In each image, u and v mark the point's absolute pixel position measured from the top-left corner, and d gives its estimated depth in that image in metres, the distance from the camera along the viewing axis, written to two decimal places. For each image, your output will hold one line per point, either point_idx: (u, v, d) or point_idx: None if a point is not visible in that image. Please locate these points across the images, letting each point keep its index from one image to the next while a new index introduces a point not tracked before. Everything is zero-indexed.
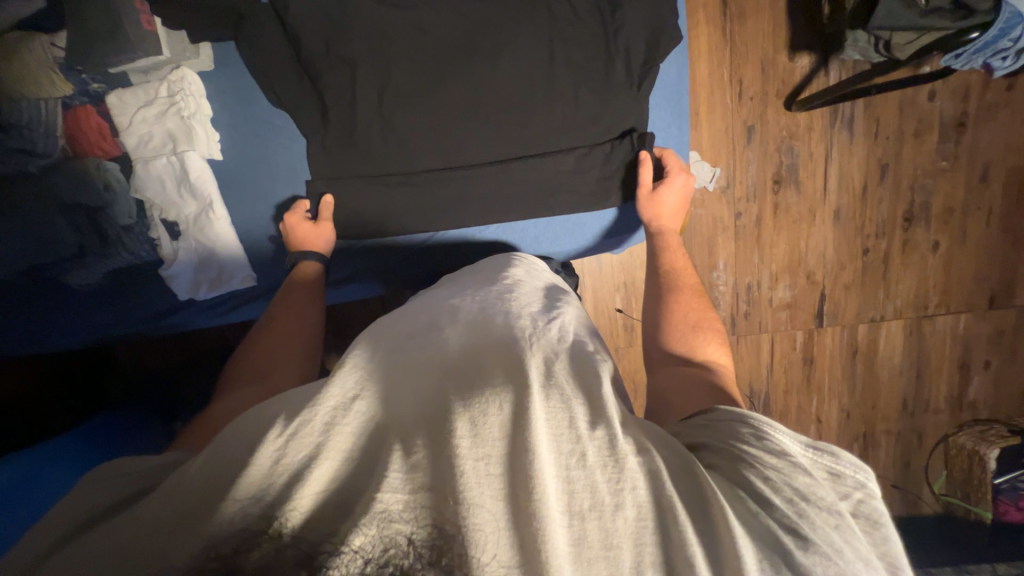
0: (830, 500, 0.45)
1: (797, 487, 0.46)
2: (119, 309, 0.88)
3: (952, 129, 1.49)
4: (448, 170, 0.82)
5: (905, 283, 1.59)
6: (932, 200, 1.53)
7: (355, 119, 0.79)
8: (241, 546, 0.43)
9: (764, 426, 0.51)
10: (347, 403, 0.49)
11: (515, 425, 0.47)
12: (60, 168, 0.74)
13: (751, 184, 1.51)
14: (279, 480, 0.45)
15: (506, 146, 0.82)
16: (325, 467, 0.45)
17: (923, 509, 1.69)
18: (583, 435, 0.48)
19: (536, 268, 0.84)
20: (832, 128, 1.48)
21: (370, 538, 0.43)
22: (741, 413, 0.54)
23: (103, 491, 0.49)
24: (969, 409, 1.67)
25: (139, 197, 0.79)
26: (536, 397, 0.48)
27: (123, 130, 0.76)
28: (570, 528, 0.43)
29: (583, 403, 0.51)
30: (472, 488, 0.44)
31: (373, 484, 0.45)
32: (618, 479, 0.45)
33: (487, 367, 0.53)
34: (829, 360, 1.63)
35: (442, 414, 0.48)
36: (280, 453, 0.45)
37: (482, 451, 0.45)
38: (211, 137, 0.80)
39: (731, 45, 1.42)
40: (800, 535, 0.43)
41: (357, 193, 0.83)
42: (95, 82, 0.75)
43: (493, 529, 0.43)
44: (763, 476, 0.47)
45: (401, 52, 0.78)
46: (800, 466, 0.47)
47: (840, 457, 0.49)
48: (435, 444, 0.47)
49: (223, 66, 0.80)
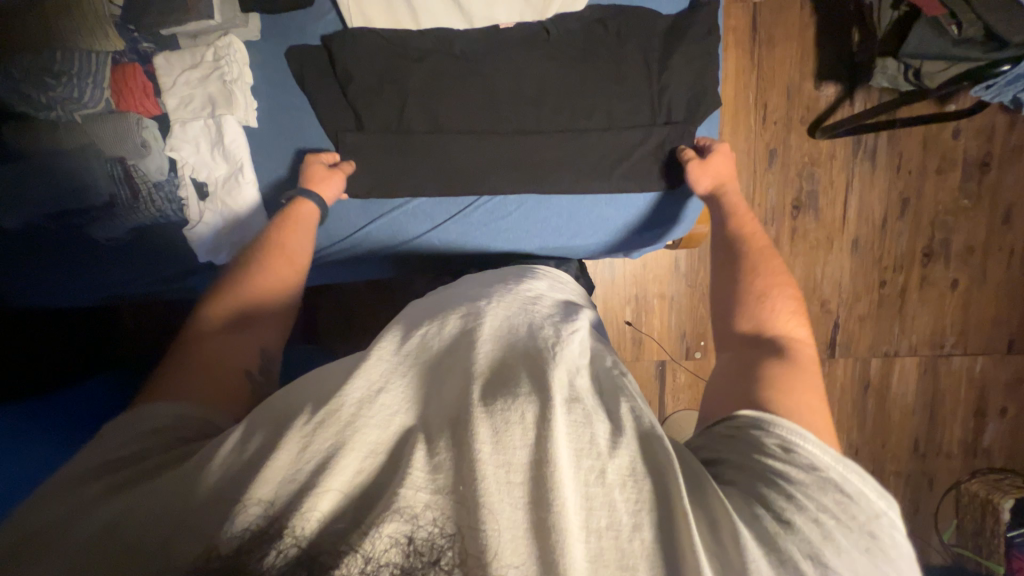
0: (862, 519, 0.44)
1: (822, 503, 0.44)
2: (139, 263, 0.88)
3: (975, 168, 1.49)
4: (472, 140, 0.81)
5: (921, 319, 1.56)
6: (951, 238, 1.52)
7: (383, 92, 0.80)
8: (246, 546, 0.42)
9: (791, 435, 0.49)
10: (372, 396, 0.48)
11: (539, 436, 0.45)
12: (102, 119, 0.75)
13: (770, 208, 1.51)
14: (304, 467, 0.44)
15: (536, 124, 0.80)
16: (351, 458, 0.44)
17: (931, 558, 1.62)
18: (604, 451, 0.46)
19: (561, 281, 0.79)
20: (855, 158, 1.49)
21: (387, 537, 0.42)
22: (768, 418, 0.51)
23: (116, 450, 0.51)
24: (983, 456, 1.61)
25: (173, 155, 0.80)
26: (557, 411, 0.46)
27: (166, 91, 0.79)
28: (587, 544, 0.42)
29: (607, 420, 0.48)
30: (492, 495, 0.42)
31: (393, 482, 0.44)
32: (637, 499, 0.44)
33: (514, 374, 0.51)
34: (839, 392, 1.60)
35: (460, 419, 0.47)
36: (307, 441, 0.45)
37: (503, 459, 0.44)
38: (249, 103, 0.81)
39: (758, 70, 1.45)
40: (820, 557, 0.42)
41: (368, 158, 0.82)
42: (145, 42, 0.79)
43: (511, 537, 0.42)
44: (781, 489, 0.45)
45: (440, 38, 0.80)
46: (831, 482, 0.45)
47: (868, 480, 0.46)
48: (459, 445, 0.45)
49: (268, 37, 0.82)
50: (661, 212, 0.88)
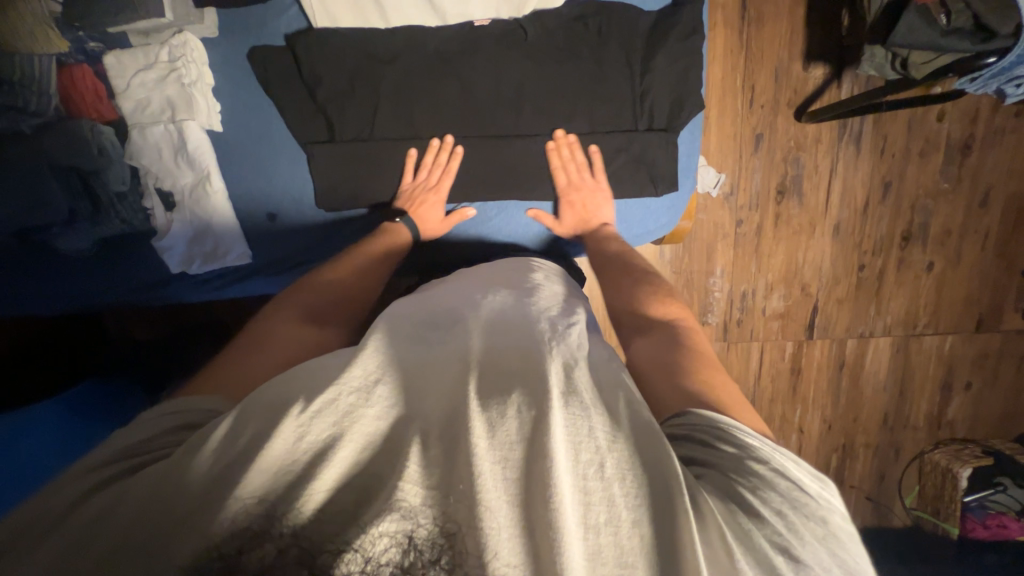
0: (813, 505, 0.43)
1: (782, 497, 0.43)
2: (107, 277, 0.85)
3: (957, 152, 1.49)
4: (448, 141, 0.78)
5: (897, 301, 1.61)
6: (930, 221, 1.55)
7: (353, 95, 0.76)
8: (245, 544, 0.39)
9: (732, 430, 0.48)
10: (369, 388, 0.46)
11: (537, 430, 0.43)
12: (53, 128, 0.71)
13: (755, 194, 1.51)
14: (298, 464, 0.42)
15: (514, 125, 0.78)
16: (349, 450, 0.42)
17: (893, 521, 1.73)
18: (602, 445, 0.43)
19: (553, 274, 0.75)
20: (840, 142, 1.48)
21: (381, 532, 0.39)
22: (711, 417, 0.50)
23: (134, 435, 0.48)
24: (947, 428, 1.70)
25: (134, 163, 0.77)
26: (555, 403, 0.44)
27: (119, 93, 0.74)
28: (585, 542, 0.39)
29: (603, 414, 0.46)
30: (488, 489, 0.40)
31: (389, 479, 0.42)
32: (636, 494, 0.41)
33: (514, 368, 0.49)
34: (816, 372, 1.65)
35: (457, 412, 0.45)
36: (304, 430, 0.43)
37: (500, 453, 0.42)
38: (212, 107, 0.77)
39: (747, 50, 1.41)
40: (790, 550, 0.40)
41: (341, 168, 0.79)
42: (91, 41, 0.73)
43: (506, 533, 0.39)
44: (748, 486, 0.44)
45: (412, 36, 0.76)
46: (780, 473, 0.45)
47: (800, 464, 0.47)
48: (456, 437, 0.43)
49: (229, 34, 0.77)
50: (643, 212, 0.87)
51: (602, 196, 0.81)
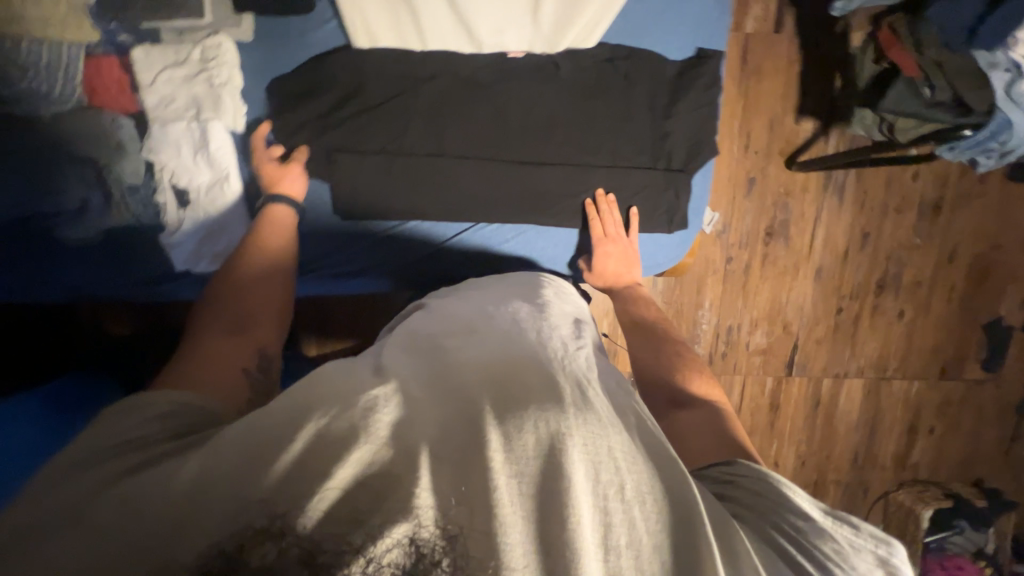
0: (859, 568, 0.44)
1: (828, 552, 0.44)
2: (107, 272, 0.80)
3: (929, 210, 1.61)
4: (472, 162, 0.79)
5: (869, 345, 1.70)
6: (902, 272, 1.65)
7: (382, 111, 0.77)
8: (248, 542, 0.38)
9: (784, 487, 0.49)
10: (387, 398, 0.44)
11: (556, 447, 0.42)
12: (73, 117, 0.71)
13: (745, 234, 1.58)
14: (320, 463, 0.40)
15: (537, 152, 0.80)
16: (364, 453, 0.40)
17: None
18: (621, 466, 0.43)
19: (564, 291, 0.74)
20: (825, 191, 1.58)
21: (392, 537, 0.37)
22: (764, 471, 0.51)
23: (108, 439, 0.45)
24: (911, 469, 1.78)
25: (151, 158, 0.76)
26: (573, 423, 0.43)
27: (144, 87, 0.73)
28: (604, 562, 0.39)
29: (622, 435, 0.45)
30: (505, 503, 0.39)
31: (400, 485, 0.39)
32: (656, 519, 0.41)
33: (529, 381, 0.47)
34: (793, 408, 1.71)
35: (472, 425, 0.43)
36: (324, 430, 0.41)
37: (518, 468, 0.41)
38: (238, 109, 0.77)
39: (745, 99, 1.49)
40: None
41: (369, 178, 0.79)
42: (123, 33, 0.72)
43: (524, 550, 0.38)
44: (792, 535, 0.45)
45: (445, 60, 0.78)
46: (826, 530, 0.46)
47: (861, 529, 0.47)
48: (471, 449, 0.42)
49: (265, 39, 0.76)
50: (656, 250, 0.90)
51: (631, 254, 0.86)
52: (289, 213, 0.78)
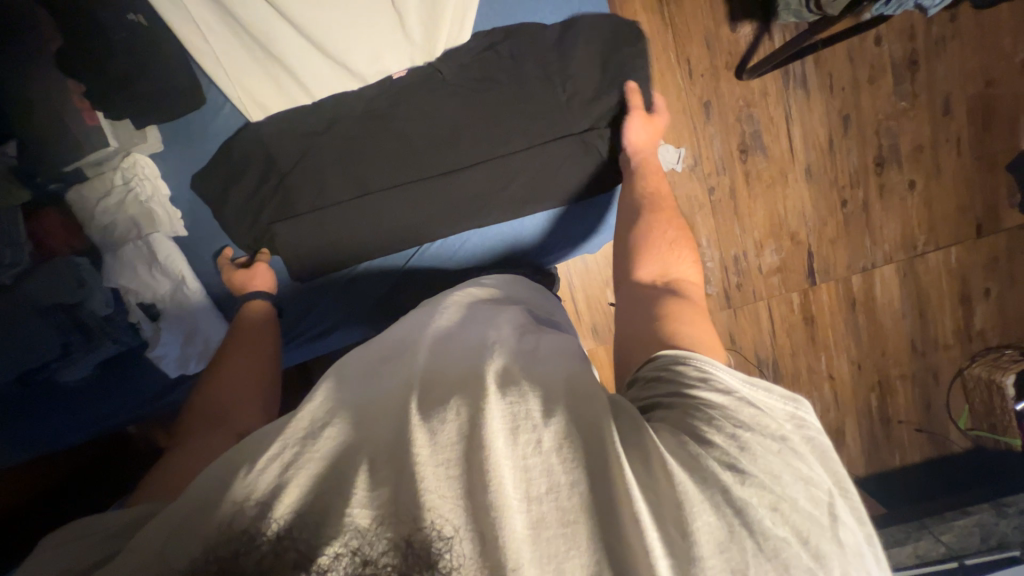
0: (775, 427, 0.43)
1: (741, 421, 0.43)
2: (114, 397, 0.87)
3: (905, 69, 1.49)
4: (396, 188, 0.80)
5: (889, 227, 1.59)
6: (899, 142, 1.54)
7: (297, 171, 0.79)
8: (240, 549, 0.39)
9: (707, 366, 0.48)
10: (316, 428, 0.44)
11: (473, 426, 0.42)
12: (36, 274, 0.75)
13: (719, 159, 1.52)
14: (248, 510, 0.40)
15: (455, 157, 0.79)
16: (297, 487, 0.41)
17: (953, 447, 1.67)
18: (539, 422, 0.42)
19: (514, 283, 0.80)
20: (787, 88, 1.49)
21: (335, 549, 0.38)
22: (683, 354, 0.50)
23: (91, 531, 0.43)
24: (979, 339, 1.65)
25: (115, 285, 0.81)
26: (490, 398, 0.44)
27: (87, 224, 0.79)
28: (528, 513, 0.39)
29: (540, 394, 0.45)
30: (431, 492, 0.40)
31: (338, 503, 0.40)
32: (575, 459, 0.41)
33: (450, 377, 0.48)
34: (830, 316, 1.63)
35: (398, 431, 0.44)
36: (252, 485, 0.41)
37: (441, 456, 0.41)
38: (172, 214, 0.81)
39: (673, 28, 1.44)
40: (738, 468, 0.40)
41: (306, 242, 0.80)
42: (51, 183, 0.78)
43: (455, 528, 0.39)
44: (703, 416, 0.43)
45: (340, 105, 0.80)
46: (745, 401, 0.44)
47: (772, 391, 0.46)
48: (398, 452, 0.42)
49: (174, 144, 0.81)
50: (599, 208, 0.87)
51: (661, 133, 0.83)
52: (267, 305, 0.82)
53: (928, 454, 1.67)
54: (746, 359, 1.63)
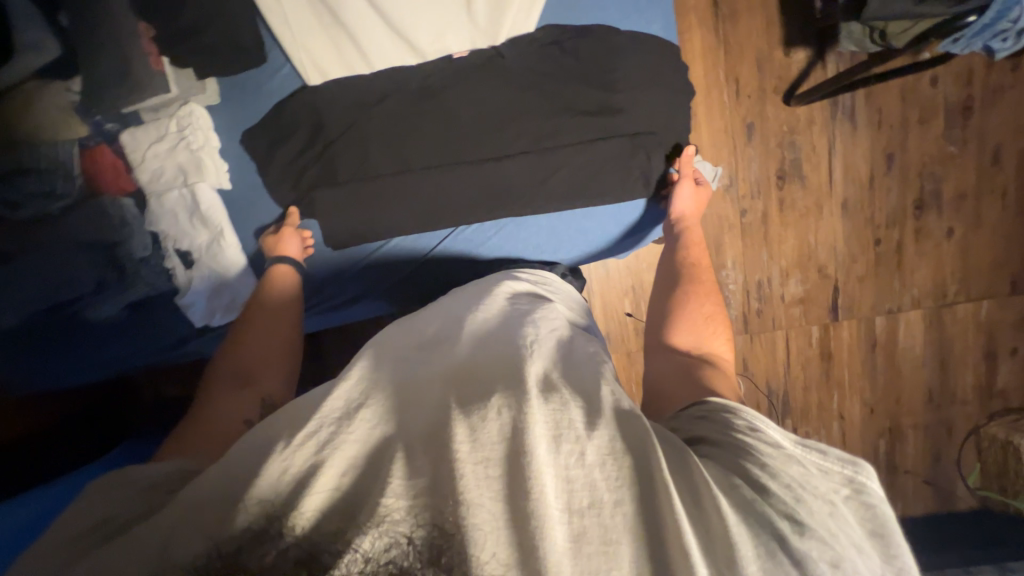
0: (829, 487, 0.41)
1: (794, 474, 0.42)
2: (136, 338, 0.88)
3: (957, 114, 1.46)
4: (441, 168, 0.80)
5: (920, 272, 1.56)
6: (942, 187, 1.51)
7: (346, 139, 0.79)
8: (245, 544, 0.40)
9: (756, 417, 0.48)
10: (353, 412, 0.45)
11: (515, 428, 0.43)
12: (80, 207, 0.78)
13: (755, 182, 1.50)
14: (285, 486, 0.41)
15: (503, 144, 0.79)
16: (334, 471, 0.42)
17: (959, 505, 1.62)
18: (582, 434, 0.43)
19: (553, 284, 0.80)
20: (834, 120, 1.47)
21: (373, 537, 0.39)
22: (734, 406, 0.51)
23: (106, 501, 0.46)
24: (999, 398, 1.61)
25: (155, 229, 0.83)
26: (533, 401, 0.44)
27: (136, 166, 0.80)
28: (568, 525, 0.39)
29: (581, 405, 0.46)
30: (471, 490, 0.40)
31: (375, 490, 0.41)
32: (618, 476, 0.41)
33: (491, 377, 0.49)
34: (847, 355, 1.60)
35: (438, 424, 0.45)
36: (289, 461, 0.42)
37: (482, 455, 0.42)
38: (219, 167, 0.82)
39: (726, 45, 1.43)
40: (796, 518, 0.39)
41: (345, 211, 0.82)
42: (108, 122, 0.80)
43: (493, 529, 0.39)
44: (756, 461, 0.43)
45: (396, 80, 0.81)
46: (795, 456, 0.43)
47: (828, 451, 0.44)
48: (438, 445, 0.43)
49: (230, 98, 0.82)
50: (625, 208, 0.89)
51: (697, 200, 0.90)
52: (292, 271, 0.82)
53: (932, 509, 1.62)
54: (757, 387, 1.60)
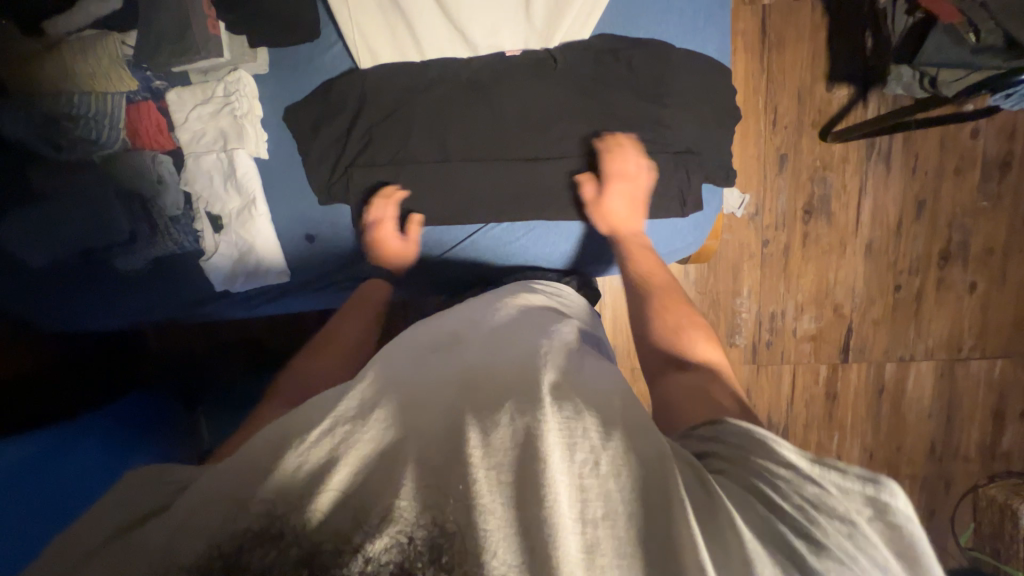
0: (848, 506, 0.40)
1: (807, 495, 0.41)
2: (158, 293, 0.89)
3: (995, 168, 1.45)
4: (478, 162, 0.80)
5: (937, 323, 1.54)
6: (970, 240, 1.49)
7: (387, 122, 0.80)
8: (251, 541, 0.40)
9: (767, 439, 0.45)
10: (366, 412, 0.46)
11: (529, 435, 0.42)
12: (119, 159, 0.80)
13: (781, 214, 1.49)
14: (299, 481, 0.42)
15: (542, 146, 0.80)
16: (345, 471, 0.42)
17: (949, 562, 1.60)
18: (597, 444, 0.43)
19: (562, 294, 0.79)
20: (868, 160, 1.46)
21: (386, 537, 0.40)
22: (745, 427, 0.47)
23: (131, 493, 0.44)
24: (1002, 459, 1.58)
25: (188, 189, 0.83)
26: (547, 409, 0.44)
27: (179, 126, 0.81)
28: (582, 536, 0.39)
29: (597, 415, 0.45)
30: (484, 494, 0.40)
31: (387, 491, 0.42)
32: (632, 488, 0.41)
33: (506, 381, 0.49)
34: (853, 398, 1.58)
35: (453, 426, 0.45)
36: (303, 458, 0.43)
37: (496, 460, 0.42)
38: (260, 135, 0.83)
39: (768, 74, 1.42)
40: (813, 539, 0.38)
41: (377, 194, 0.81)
42: (157, 79, 0.81)
43: (506, 534, 0.39)
44: (770, 481, 0.42)
45: (444, 70, 0.81)
46: (808, 474, 0.42)
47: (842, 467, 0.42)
48: (451, 446, 0.43)
49: (278, 70, 0.83)
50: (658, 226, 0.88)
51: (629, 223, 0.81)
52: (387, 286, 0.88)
53: None
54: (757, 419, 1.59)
